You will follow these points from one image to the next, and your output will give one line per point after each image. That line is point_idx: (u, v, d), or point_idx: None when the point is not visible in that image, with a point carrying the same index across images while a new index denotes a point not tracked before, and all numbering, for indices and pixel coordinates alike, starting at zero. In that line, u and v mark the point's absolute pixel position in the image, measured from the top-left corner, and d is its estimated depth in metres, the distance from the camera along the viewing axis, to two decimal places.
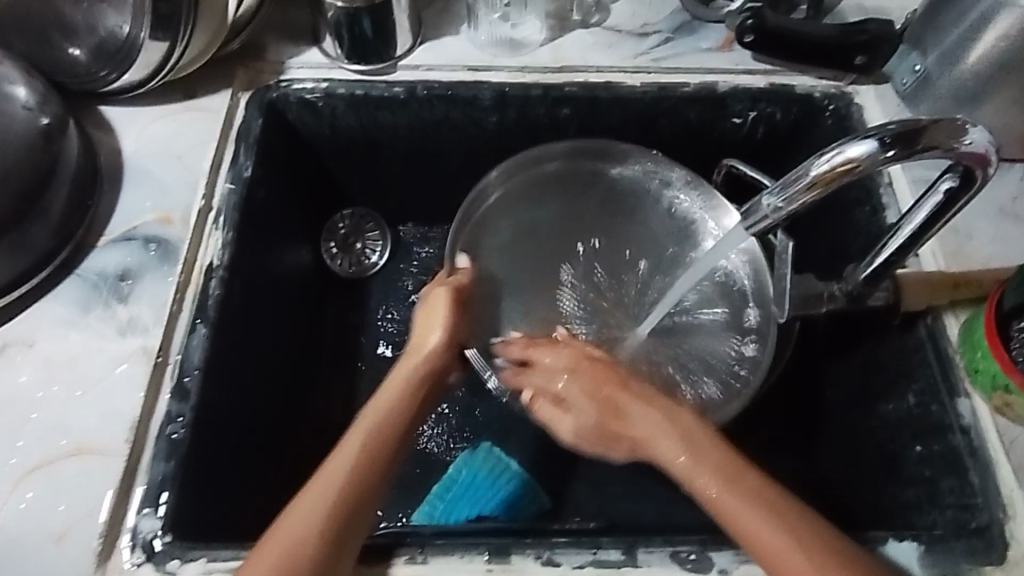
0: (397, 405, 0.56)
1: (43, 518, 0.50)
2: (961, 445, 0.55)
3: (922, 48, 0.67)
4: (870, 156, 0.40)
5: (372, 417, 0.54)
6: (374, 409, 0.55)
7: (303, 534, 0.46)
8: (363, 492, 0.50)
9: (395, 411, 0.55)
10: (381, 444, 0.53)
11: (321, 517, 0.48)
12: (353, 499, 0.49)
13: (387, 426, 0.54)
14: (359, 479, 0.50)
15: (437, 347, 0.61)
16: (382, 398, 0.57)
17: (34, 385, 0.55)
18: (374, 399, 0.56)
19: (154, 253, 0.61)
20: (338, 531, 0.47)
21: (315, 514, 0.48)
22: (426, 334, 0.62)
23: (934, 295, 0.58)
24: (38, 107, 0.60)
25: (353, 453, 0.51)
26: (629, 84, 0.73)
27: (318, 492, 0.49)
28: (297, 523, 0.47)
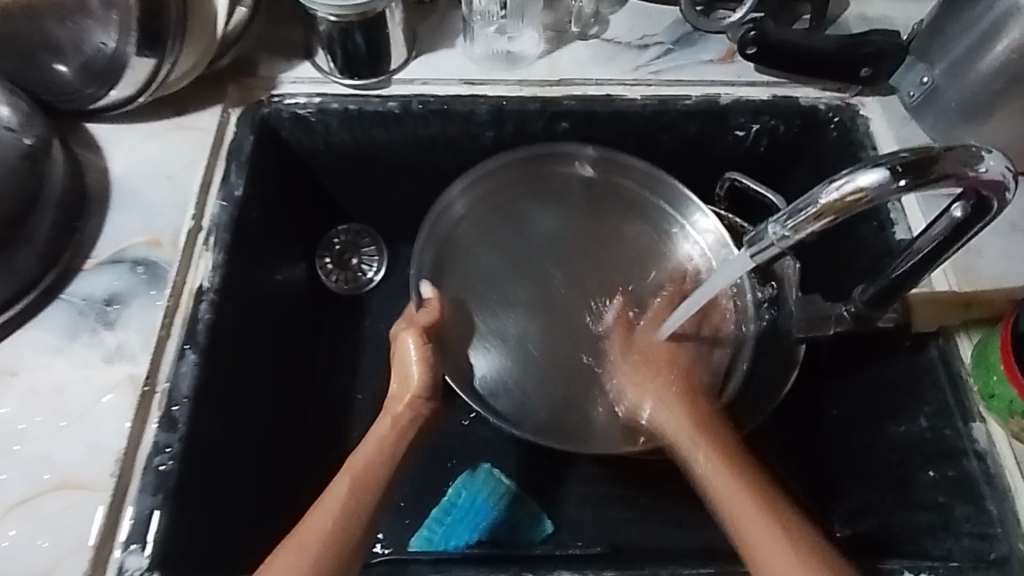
0: (386, 454, 0.55)
1: (25, 556, 0.48)
2: (977, 472, 0.53)
3: (929, 60, 0.65)
4: (880, 186, 0.38)
5: (358, 462, 0.53)
6: (362, 461, 0.54)
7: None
8: (352, 540, 0.49)
9: (379, 457, 0.54)
10: (368, 489, 0.52)
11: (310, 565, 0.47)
12: (340, 547, 0.48)
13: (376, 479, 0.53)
14: (347, 525, 0.49)
15: (418, 387, 0.59)
16: (368, 448, 0.55)
17: (18, 416, 0.53)
18: (360, 445, 0.55)
19: (142, 277, 0.59)
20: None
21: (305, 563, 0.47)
22: (403, 377, 0.59)
23: (945, 316, 0.57)
24: (22, 128, 0.58)
25: (342, 497, 0.51)
26: (629, 98, 0.71)
27: (304, 542, 0.48)
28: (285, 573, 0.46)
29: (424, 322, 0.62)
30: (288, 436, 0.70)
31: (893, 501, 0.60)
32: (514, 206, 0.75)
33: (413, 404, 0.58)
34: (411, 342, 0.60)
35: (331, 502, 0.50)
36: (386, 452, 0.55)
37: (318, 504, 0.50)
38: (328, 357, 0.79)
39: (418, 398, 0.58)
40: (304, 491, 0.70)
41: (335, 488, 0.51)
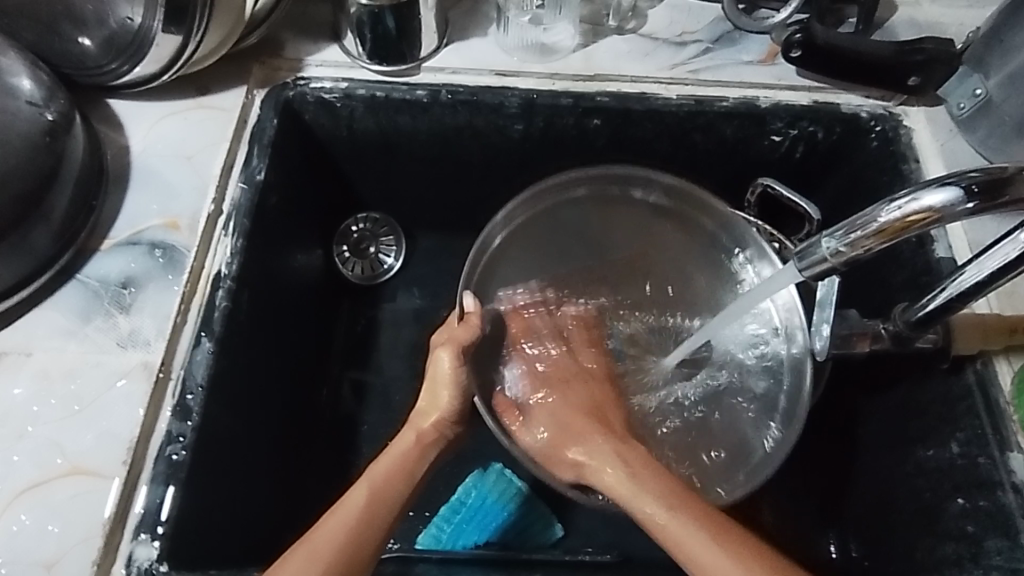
0: (402, 464, 0.53)
1: (35, 542, 0.47)
2: (1013, 504, 0.51)
3: (985, 70, 0.63)
4: (950, 206, 0.36)
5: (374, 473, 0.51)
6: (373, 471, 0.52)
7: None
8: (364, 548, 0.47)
9: (398, 473, 0.52)
10: (388, 501, 0.50)
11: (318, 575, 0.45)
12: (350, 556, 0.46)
13: (388, 488, 0.51)
14: (359, 532, 0.47)
15: (449, 406, 0.56)
16: (382, 463, 0.53)
17: (29, 398, 0.52)
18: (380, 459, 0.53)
19: (160, 260, 0.58)
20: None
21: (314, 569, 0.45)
22: (433, 396, 0.57)
23: (987, 340, 0.55)
24: (44, 102, 0.56)
25: (356, 507, 0.49)
26: (663, 97, 0.69)
27: (315, 546, 0.46)
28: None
29: (463, 340, 0.58)
30: (299, 426, 0.69)
31: (918, 528, 0.58)
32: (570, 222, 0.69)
33: (440, 425, 0.56)
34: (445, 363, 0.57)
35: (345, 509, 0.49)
36: (400, 469, 0.52)
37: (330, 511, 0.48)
38: (342, 347, 0.78)
39: (445, 420, 0.56)
40: (312, 482, 0.70)
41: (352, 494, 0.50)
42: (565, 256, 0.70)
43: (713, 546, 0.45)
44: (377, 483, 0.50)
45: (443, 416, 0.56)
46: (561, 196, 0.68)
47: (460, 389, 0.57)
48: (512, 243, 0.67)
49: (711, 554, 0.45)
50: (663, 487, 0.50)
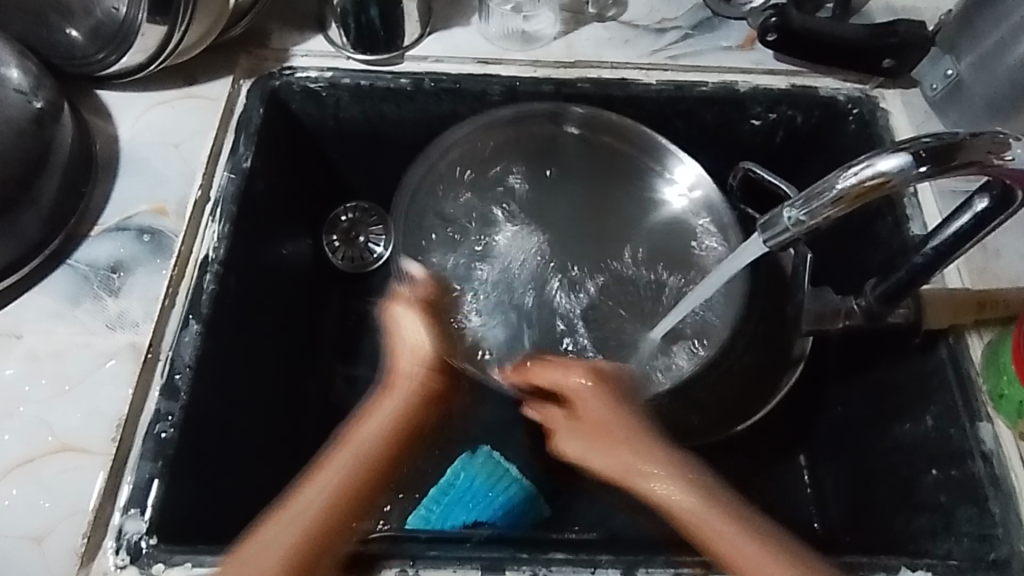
0: (410, 405, 0.55)
1: (25, 517, 0.48)
2: (982, 473, 0.52)
3: (956, 52, 0.64)
4: (903, 171, 0.37)
5: (343, 457, 0.52)
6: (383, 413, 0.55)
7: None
8: (327, 542, 0.48)
9: (397, 413, 0.55)
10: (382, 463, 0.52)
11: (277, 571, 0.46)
12: (308, 556, 0.47)
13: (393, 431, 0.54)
14: (325, 530, 0.48)
15: (425, 349, 0.58)
16: (390, 400, 0.55)
17: (20, 378, 0.53)
18: (367, 431, 0.54)
19: (148, 245, 0.59)
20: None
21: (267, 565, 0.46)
22: (399, 340, 0.59)
23: (957, 316, 0.56)
24: (32, 91, 0.57)
25: (316, 504, 0.49)
26: (644, 83, 0.70)
27: (283, 530, 0.48)
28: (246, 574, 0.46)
29: (416, 296, 0.64)
30: (288, 409, 0.70)
31: (896, 500, 0.59)
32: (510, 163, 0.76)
33: (423, 368, 0.58)
34: (405, 316, 0.60)
35: (310, 500, 0.49)
36: (360, 458, 0.52)
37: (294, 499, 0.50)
38: (333, 334, 0.79)
39: (429, 368, 0.58)
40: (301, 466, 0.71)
41: (332, 470, 0.51)
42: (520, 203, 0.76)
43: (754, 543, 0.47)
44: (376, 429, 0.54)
45: (427, 359, 0.58)
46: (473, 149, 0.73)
47: (430, 334, 0.60)
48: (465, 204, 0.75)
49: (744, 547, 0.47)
50: (700, 493, 0.50)
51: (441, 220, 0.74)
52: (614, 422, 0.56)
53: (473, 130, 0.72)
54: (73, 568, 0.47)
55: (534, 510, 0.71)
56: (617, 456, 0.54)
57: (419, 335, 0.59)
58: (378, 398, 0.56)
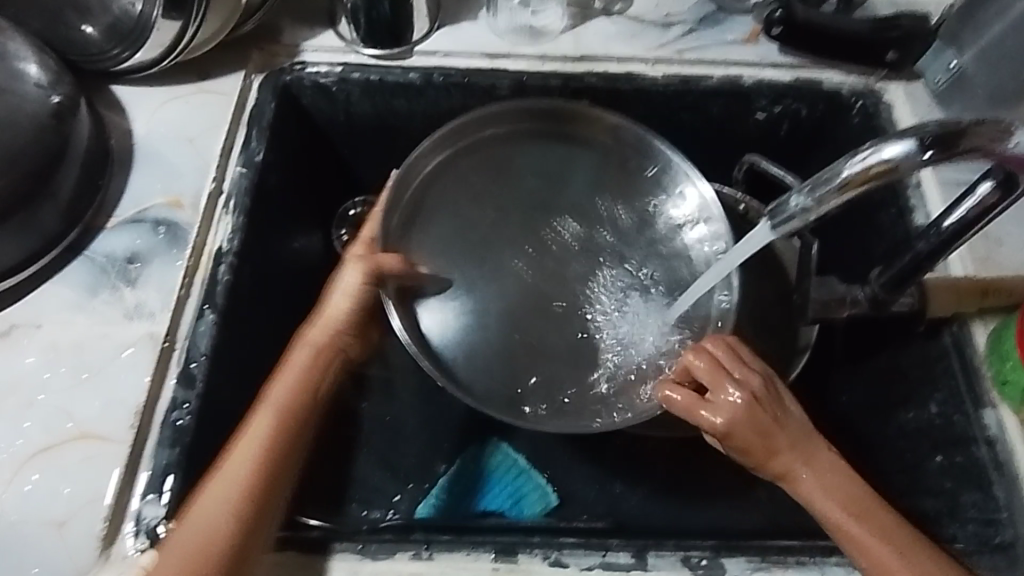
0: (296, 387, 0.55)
1: (47, 502, 0.49)
2: (986, 458, 0.53)
3: (958, 45, 0.66)
4: (908, 157, 0.38)
5: (270, 419, 0.52)
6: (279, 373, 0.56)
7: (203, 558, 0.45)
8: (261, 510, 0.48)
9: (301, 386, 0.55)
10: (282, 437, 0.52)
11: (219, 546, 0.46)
12: (259, 504, 0.48)
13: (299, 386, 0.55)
14: (266, 486, 0.49)
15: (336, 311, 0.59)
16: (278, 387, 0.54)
17: (40, 367, 0.54)
18: (288, 381, 0.55)
19: (162, 237, 0.60)
20: (240, 545, 0.47)
21: (218, 510, 0.47)
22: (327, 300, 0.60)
23: (960, 303, 0.57)
24: (50, 86, 0.58)
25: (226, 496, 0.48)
26: (651, 76, 0.71)
27: (219, 491, 0.48)
28: (206, 518, 0.47)
29: (370, 239, 0.62)
30: None
31: (902, 486, 0.60)
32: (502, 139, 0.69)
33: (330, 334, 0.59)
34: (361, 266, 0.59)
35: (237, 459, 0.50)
36: (297, 386, 0.55)
37: (231, 454, 0.50)
38: None
39: (346, 331, 0.60)
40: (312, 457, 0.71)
41: (245, 446, 0.50)
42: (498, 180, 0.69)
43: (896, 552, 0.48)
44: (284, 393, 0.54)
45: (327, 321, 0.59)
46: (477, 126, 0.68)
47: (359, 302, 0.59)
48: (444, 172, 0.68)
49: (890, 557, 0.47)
50: (851, 498, 0.51)
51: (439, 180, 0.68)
52: (780, 421, 0.53)
53: (507, 129, 0.69)
54: (94, 552, 0.48)
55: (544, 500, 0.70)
56: (772, 455, 0.53)
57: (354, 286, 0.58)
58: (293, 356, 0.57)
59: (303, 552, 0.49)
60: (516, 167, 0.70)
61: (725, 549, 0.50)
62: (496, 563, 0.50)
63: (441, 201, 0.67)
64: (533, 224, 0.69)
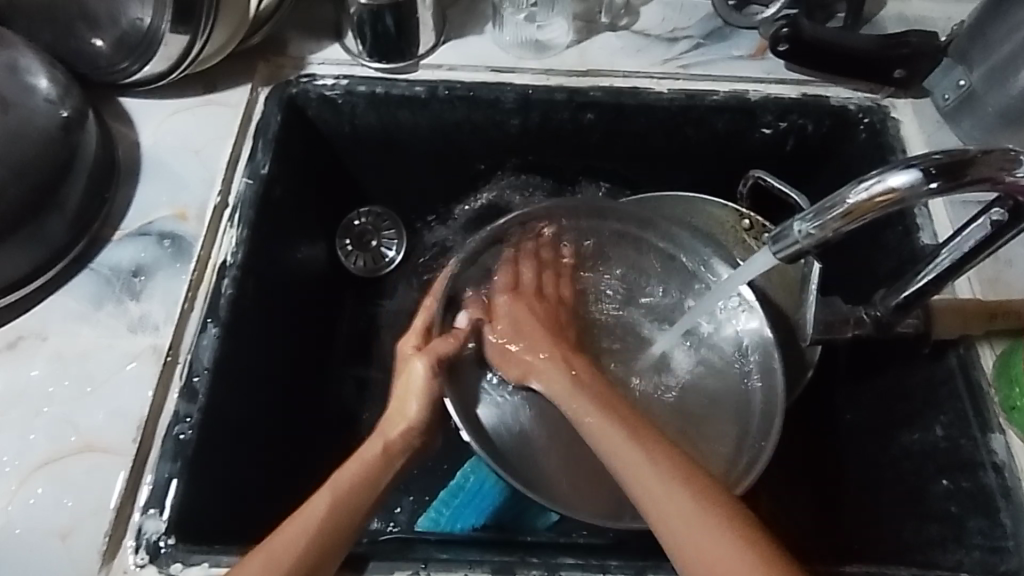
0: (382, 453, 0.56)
1: (50, 515, 0.50)
2: (993, 484, 0.53)
3: (968, 63, 0.65)
4: (912, 186, 0.38)
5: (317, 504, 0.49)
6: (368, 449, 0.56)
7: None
8: (330, 553, 0.47)
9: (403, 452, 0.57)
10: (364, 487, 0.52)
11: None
12: (316, 558, 0.46)
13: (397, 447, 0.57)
14: (325, 543, 0.47)
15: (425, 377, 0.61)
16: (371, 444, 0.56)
17: (45, 380, 0.55)
18: (342, 468, 0.53)
19: (168, 249, 0.61)
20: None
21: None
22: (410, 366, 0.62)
23: (968, 324, 0.56)
24: (59, 99, 0.58)
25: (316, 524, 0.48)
26: (656, 91, 0.71)
27: (271, 556, 0.46)
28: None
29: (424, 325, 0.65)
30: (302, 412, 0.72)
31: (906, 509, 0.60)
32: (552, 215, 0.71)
33: (407, 431, 0.58)
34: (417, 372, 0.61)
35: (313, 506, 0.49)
36: (366, 478, 0.53)
37: (266, 545, 0.46)
38: (347, 336, 0.80)
39: (412, 430, 0.58)
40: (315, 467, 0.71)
41: (301, 520, 0.48)
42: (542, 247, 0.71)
43: (680, 519, 0.47)
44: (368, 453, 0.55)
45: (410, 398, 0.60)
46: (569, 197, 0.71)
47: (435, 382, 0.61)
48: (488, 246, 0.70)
49: (676, 493, 0.48)
50: (671, 478, 0.49)
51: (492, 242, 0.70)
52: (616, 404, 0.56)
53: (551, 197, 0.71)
54: (95, 565, 0.48)
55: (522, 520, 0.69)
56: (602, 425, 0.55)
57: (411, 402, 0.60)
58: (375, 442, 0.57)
59: None
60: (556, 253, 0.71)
61: None
62: None
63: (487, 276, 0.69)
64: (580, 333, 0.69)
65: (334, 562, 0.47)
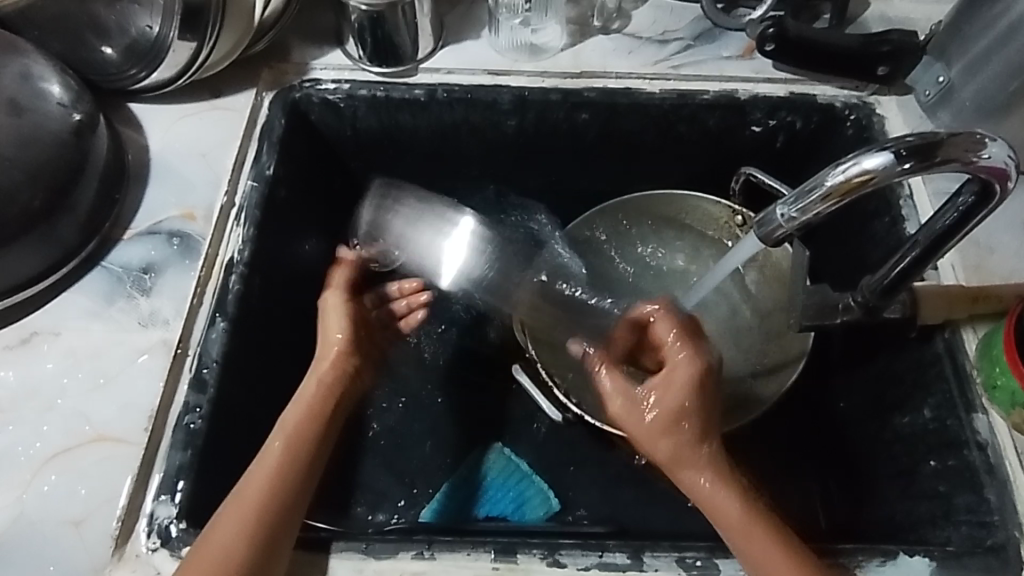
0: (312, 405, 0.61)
1: (66, 503, 0.51)
2: (978, 461, 0.54)
3: (946, 60, 0.67)
4: (886, 168, 0.40)
5: (274, 445, 0.56)
6: (303, 396, 0.62)
7: (224, 555, 0.47)
8: (290, 481, 0.53)
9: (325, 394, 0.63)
10: (303, 443, 0.57)
11: (239, 548, 0.48)
12: (272, 505, 0.51)
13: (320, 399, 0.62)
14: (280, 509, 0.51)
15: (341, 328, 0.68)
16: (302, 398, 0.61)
17: (58, 373, 0.56)
18: (288, 411, 0.60)
19: (176, 248, 0.63)
20: (258, 548, 0.48)
21: (234, 523, 0.49)
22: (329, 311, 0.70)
23: (953, 309, 0.58)
24: (71, 104, 0.61)
25: (263, 484, 0.52)
26: (648, 91, 0.73)
27: (245, 496, 0.51)
28: (226, 520, 0.49)
29: (346, 281, 0.72)
30: None
31: (897, 491, 0.61)
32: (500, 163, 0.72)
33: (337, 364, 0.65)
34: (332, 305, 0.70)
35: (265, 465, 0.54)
36: (311, 411, 0.60)
37: (236, 494, 0.51)
38: None
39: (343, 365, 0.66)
40: None
41: (262, 463, 0.54)
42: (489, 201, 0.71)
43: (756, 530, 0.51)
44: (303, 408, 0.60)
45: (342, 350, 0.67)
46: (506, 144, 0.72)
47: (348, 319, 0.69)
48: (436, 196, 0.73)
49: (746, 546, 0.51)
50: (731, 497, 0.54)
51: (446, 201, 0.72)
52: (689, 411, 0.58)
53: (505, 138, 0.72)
54: (109, 550, 0.50)
55: (512, 514, 0.70)
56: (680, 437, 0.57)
57: (339, 322, 0.69)
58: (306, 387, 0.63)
59: (309, 552, 0.50)
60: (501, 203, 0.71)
61: (720, 549, 0.52)
62: (496, 563, 0.51)
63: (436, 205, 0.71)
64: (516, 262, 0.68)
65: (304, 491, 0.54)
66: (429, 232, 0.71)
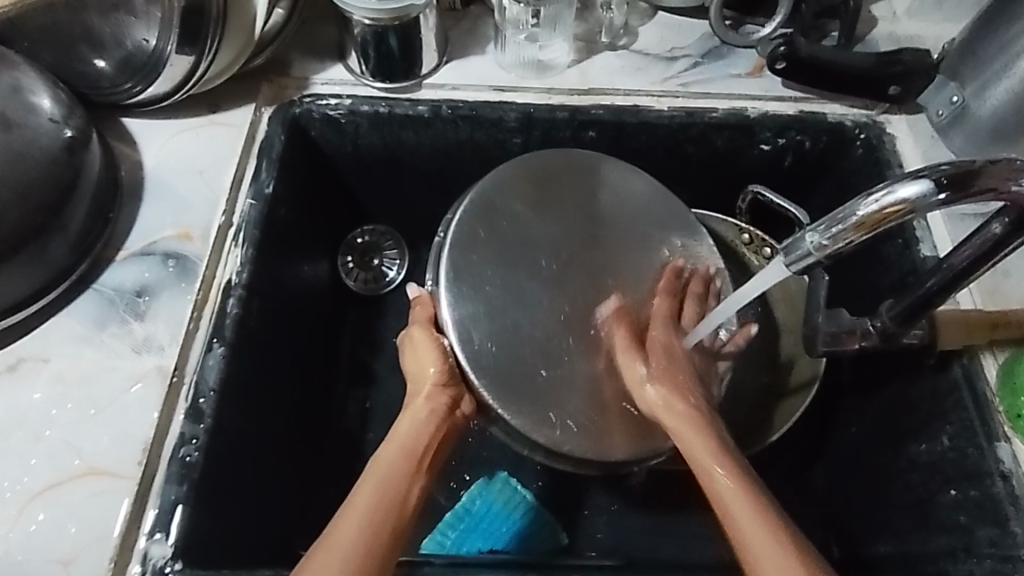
0: (408, 451, 0.53)
1: (53, 542, 0.48)
2: (1002, 493, 0.53)
3: (960, 80, 0.66)
4: (922, 198, 0.39)
5: (367, 491, 0.50)
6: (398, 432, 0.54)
7: None
8: (378, 548, 0.47)
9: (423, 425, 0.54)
10: (394, 489, 0.50)
11: None
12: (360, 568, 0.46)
13: (416, 436, 0.54)
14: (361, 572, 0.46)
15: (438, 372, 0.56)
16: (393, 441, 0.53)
17: (47, 402, 0.54)
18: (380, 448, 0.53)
19: (172, 269, 0.60)
20: None
21: None
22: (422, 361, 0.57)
23: (970, 336, 0.56)
24: (63, 119, 0.58)
25: (353, 533, 0.47)
26: (657, 109, 0.72)
27: (335, 554, 0.46)
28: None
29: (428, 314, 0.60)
30: (307, 431, 0.71)
31: (913, 522, 0.60)
32: (544, 185, 0.65)
33: (435, 398, 0.56)
34: (423, 341, 0.58)
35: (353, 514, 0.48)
36: (407, 449, 0.53)
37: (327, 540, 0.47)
38: (349, 359, 0.80)
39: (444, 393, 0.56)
40: (319, 487, 0.71)
41: (348, 520, 0.48)
42: (524, 219, 0.64)
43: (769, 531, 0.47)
44: (399, 443, 0.53)
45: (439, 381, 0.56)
46: (529, 173, 0.65)
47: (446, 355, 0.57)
48: (484, 211, 0.63)
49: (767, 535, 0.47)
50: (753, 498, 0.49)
51: (485, 210, 0.63)
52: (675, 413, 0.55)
53: (524, 168, 0.65)
54: None
55: (518, 547, 0.68)
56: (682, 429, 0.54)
57: (433, 356, 0.57)
58: (400, 421, 0.55)
59: None
60: (541, 222, 0.64)
61: None
62: None
63: (492, 216, 0.63)
64: (550, 283, 0.62)
65: (391, 559, 0.48)
66: (610, 172, 0.67)
